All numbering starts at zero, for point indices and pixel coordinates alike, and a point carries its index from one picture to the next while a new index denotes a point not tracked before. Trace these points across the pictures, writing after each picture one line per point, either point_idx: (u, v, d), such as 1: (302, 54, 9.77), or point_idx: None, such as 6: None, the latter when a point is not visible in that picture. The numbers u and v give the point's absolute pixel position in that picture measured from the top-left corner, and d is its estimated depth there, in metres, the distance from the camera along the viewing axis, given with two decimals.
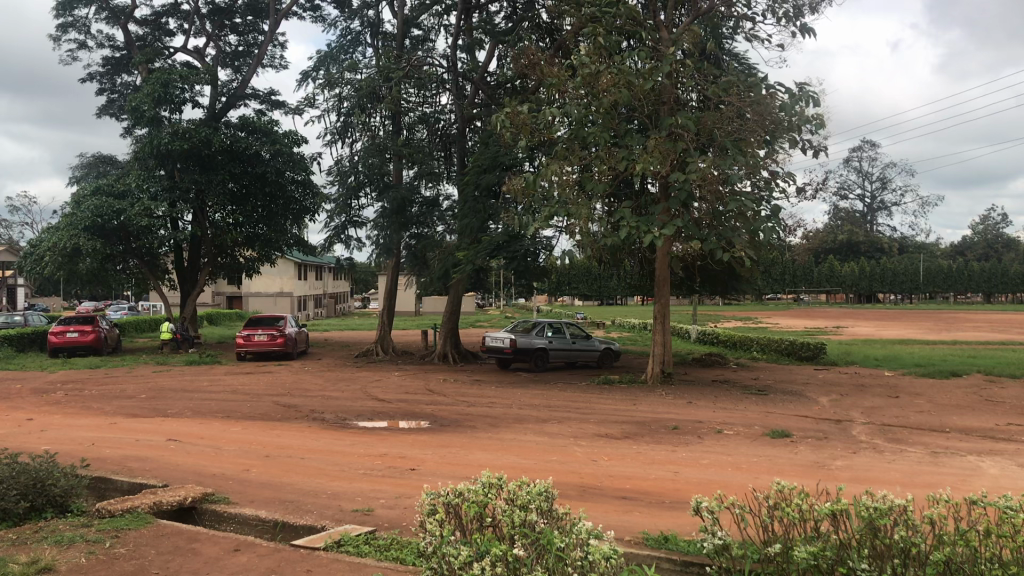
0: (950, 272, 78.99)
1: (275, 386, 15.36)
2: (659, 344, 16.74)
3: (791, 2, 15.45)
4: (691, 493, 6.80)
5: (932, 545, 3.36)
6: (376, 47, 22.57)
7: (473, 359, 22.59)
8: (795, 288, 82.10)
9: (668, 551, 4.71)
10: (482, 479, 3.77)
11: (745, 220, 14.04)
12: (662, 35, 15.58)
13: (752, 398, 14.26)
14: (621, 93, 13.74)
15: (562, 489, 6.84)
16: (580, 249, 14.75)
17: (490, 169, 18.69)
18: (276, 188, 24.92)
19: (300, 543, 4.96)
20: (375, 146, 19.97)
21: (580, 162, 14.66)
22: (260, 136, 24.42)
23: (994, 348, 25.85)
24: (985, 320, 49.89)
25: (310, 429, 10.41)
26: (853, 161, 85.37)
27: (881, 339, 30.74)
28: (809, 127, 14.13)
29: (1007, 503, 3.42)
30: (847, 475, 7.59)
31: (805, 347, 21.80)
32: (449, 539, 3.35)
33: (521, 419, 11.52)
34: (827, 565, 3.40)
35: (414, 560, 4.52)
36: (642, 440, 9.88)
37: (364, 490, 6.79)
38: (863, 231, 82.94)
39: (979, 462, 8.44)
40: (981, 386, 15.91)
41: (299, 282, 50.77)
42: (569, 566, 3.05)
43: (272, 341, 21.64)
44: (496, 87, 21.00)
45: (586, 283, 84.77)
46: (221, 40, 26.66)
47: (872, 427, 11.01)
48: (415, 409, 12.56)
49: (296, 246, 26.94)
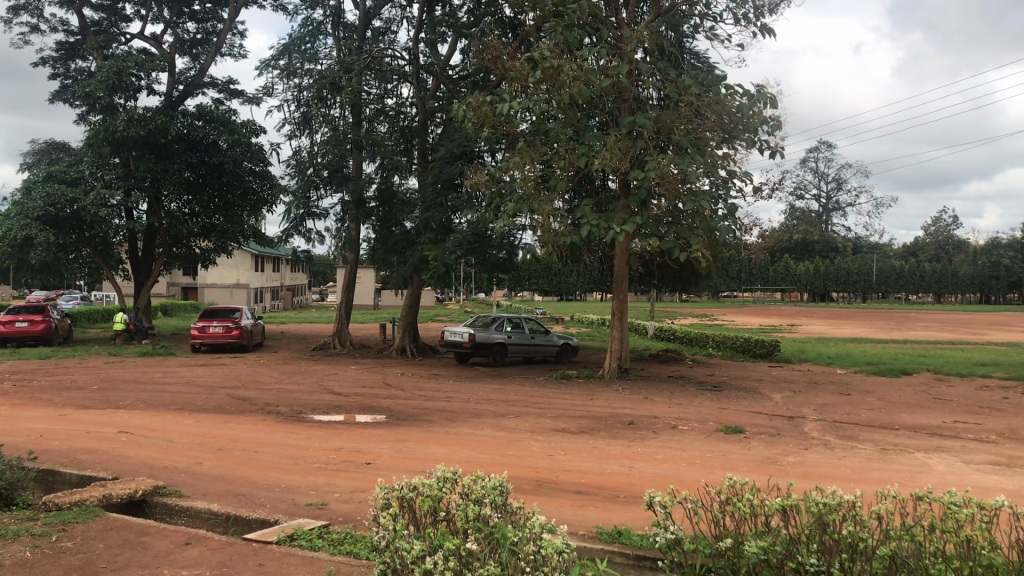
0: (902, 272, 80.77)
1: (229, 379, 15.20)
2: (616, 342, 16.75)
3: (750, 3, 15.60)
4: (644, 488, 6.84)
5: (878, 540, 3.40)
6: (338, 39, 22.27)
7: (431, 354, 22.51)
8: (749, 287, 83.23)
9: (621, 546, 4.74)
10: (436, 474, 3.76)
11: (703, 219, 14.16)
12: (623, 32, 15.61)
13: (707, 394, 14.41)
14: (581, 89, 13.71)
15: (517, 484, 6.85)
16: (542, 244, 14.81)
17: (452, 163, 18.56)
18: (233, 179, 24.61)
19: (252, 538, 4.91)
20: (335, 138, 19.92)
21: (542, 158, 14.71)
22: (218, 127, 23.85)
23: (943, 347, 26.33)
24: (938, 320, 50.23)
25: (264, 421, 10.33)
26: (810, 161, 86.60)
27: (833, 337, 31.51)
28: (765, 129, 14.24)
29: (951, 499, 3.49)
30: (797, 471, 7.70)
31: (759, 344, 22.10)
32: (402, 533, 3.30)
33: (478, 414, 11.52)
34: (776, 560, 3.44)
35: (368, 555, 4.51)
36: (597, 435, 9.94)
37: (318, 483, 6.74)
38: (818, 231, 83.93)
39: (927, 459, 8.61)
40: (930, 384, 16.27)
41: (255, 275, 50.29)
42: (520, 561, 3.05)
43: (228, 334, 21.32)
44: (458, 81, 20.89)
45: (546, 278, 85.22)
46: (179, 27, 26.15)
47: (824, 423, 11.17)
48: (370, 403, 12.52)
49: (252, 239, 26.55)
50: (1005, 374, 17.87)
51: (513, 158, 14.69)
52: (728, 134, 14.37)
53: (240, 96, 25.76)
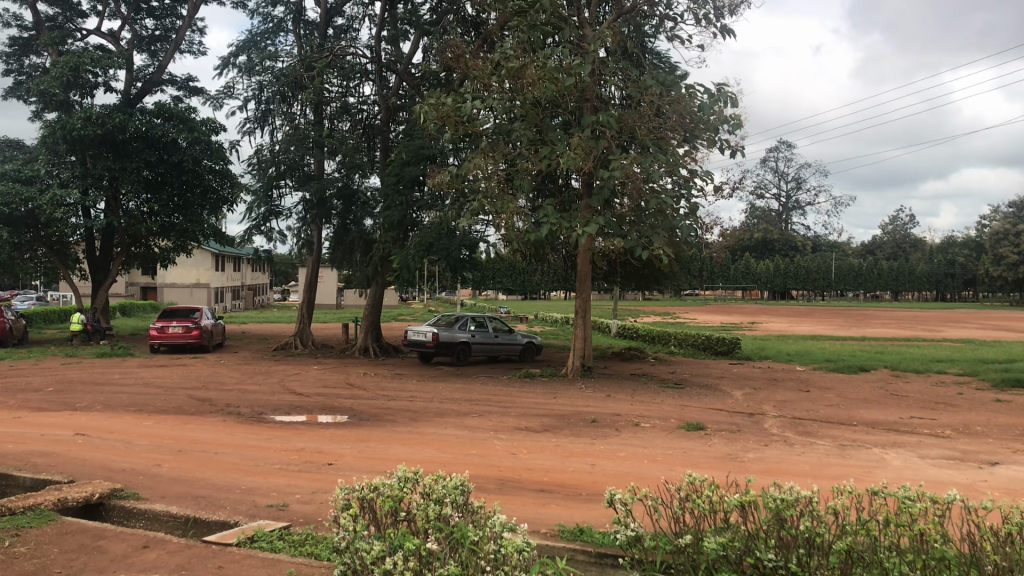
0: (860, 270, 81.95)
1: (189, 380, 15.02)
2: (579, 341, 16.81)
3: (711, 4, 15.72)
4: (606, 485, 6.88)
5: (835, 535, 3.45)
6: (299, 36, 22.10)
7: (394, 353, 22.43)
8: (710, 285, 83.97)
9: (583, 543, 4.76)
10: (397, 474, 3.75)
11: (665, 218, 14.26)
12: (585, 32, 15.66)
13: (669, 392, 14.50)
14: (543, 89, 13.74)
15: (480, 482, 6.84)
16: (505, 243, 14.81)
17: (414, 162, 18.50)
18: (193, 177, 24.34)
19: (211, 540, 4.86)
20: (296, 136, 19.76)
21: (505, 158, 14.75)
22: (177, 124, 23.53)
23: (901, 344, 26.72)
24: (895, 316, 50.90)
25: (225, 422, 10.22)
26: (770, 161, 87.53)
27: (793, 334, 31.86)
28: (726, 128, 14.35)
29: (905, 494, 3.55)
30: (757, 467, 7.78)
31: (720, 342, 22.29)
32: (362, 534, 3.28)
33: (441, 413, 11.49)
34: (735, 555, 3.49)
35: (329, 556, 4.48)
36: (560, 433, 9.96)
37: (279, 484, 6.69)
38: (778, 229, 84.82)
39: (884, 454, 8.74)
40: (887, 380, 16.52)
41: (216, 274, 49.78)
42: (481, 560, 3.06)
43: (187, 334, 21.08)
44: (420, 79, 20.83)
45: (509, 276, 85.30)
46: (137, 23, 25.77)
47: (784, 420, 11.30)
48: (333, 403, 12.43)
49: (212, 238, 26.28)
50: (960, 369, 18.19)
51: (476, 158, 14.66)
52: (689, 133, 14.48)
53: (200, 94, 25.47)
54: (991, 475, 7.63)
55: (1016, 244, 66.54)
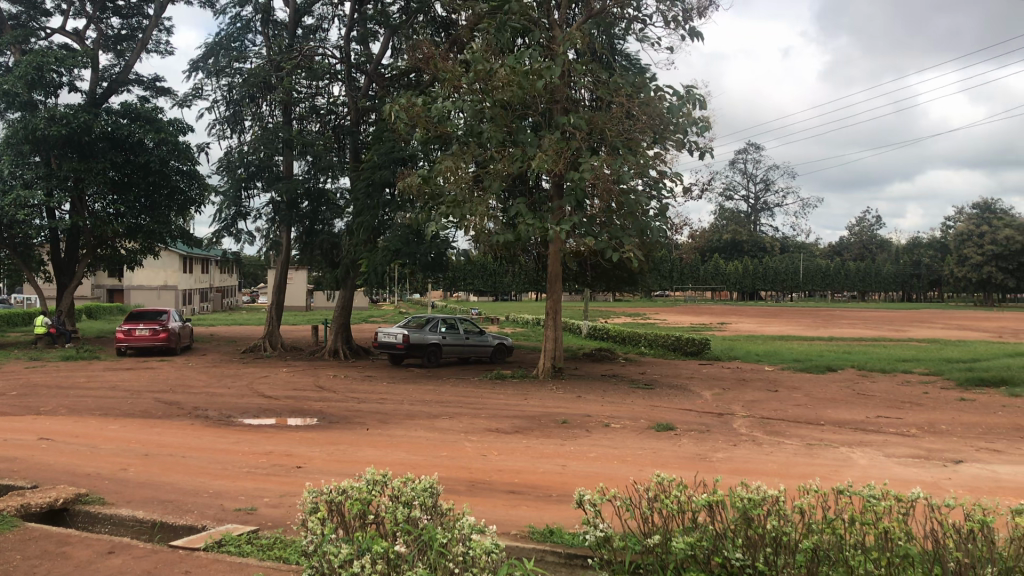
0: (828, 271, 82.93)
1: (156, 382, 14.85)
2: (550, 342, 16.84)
3: (680, 6, 15.82)
4: (575, 486, 6.89)
5: (802, 533, 3.48)
6: (268, 37, 21.93)
7: (364, 356, 22.34)
8: (680, 285, 84.38)
9: (553, 544, 4.77)
10: (366, 476, 3.74)
11: (635, 219, 14.32)
12: (555, 34, 15.70)
13: (639, 393, 14.56)
14: (514, 91, 13.76)
15: (450, 484, 6.83)
16: (476, 245, 14.81)
17: (385, 164, 18.39)
18: (160, 178, 24.09)
19: (178, 544, 4.82)
20: (265, 137, 19.60)
21: (474, 159, 14.75)
22: (144, 124, 23.29)
23: (867, 344, 27.02)
24: (860, 316, 51.48)
25: (192, 426, 10.13)
26: (739, 163, 88.29)
27: (762, 334, 32.12)
28: (695, 129, 14.43)
29: (870, 492, 3.58)
30: (725, 467, 7.83)
31: (690, 342, 22.41)
32: (330, 537, 3.27)
33: (411, 415, 11.46)
34: (703, 555, 3.52)
35: (297, 559, 4.46)
36: (531, 434, 9.97)
37: (247, 488, 6.64)
38: (747, 230, 85.50)
39: (850, 453, 8.82)
40: (854, 379, 16.70)
41: (184, 276, 49.32)
42: (449, 562, 3.06)
43: (154, 336, 20.87)
44: (390, 80, 20.76)
45: (480, 278, 85.25)
46: (103, 23, 25.45)
47: (752, 420, 11.37)
48: (302, 405, 12.35)
49: (180, 240, 26.03)
50: (925, 369, 18.42)
51: (447, 160, 14.65)
52: (658, 135, 14.56)
53: (167, 94, 25.19)
54: (954, 472, 7.74)
55: (980, 244, 67.57)
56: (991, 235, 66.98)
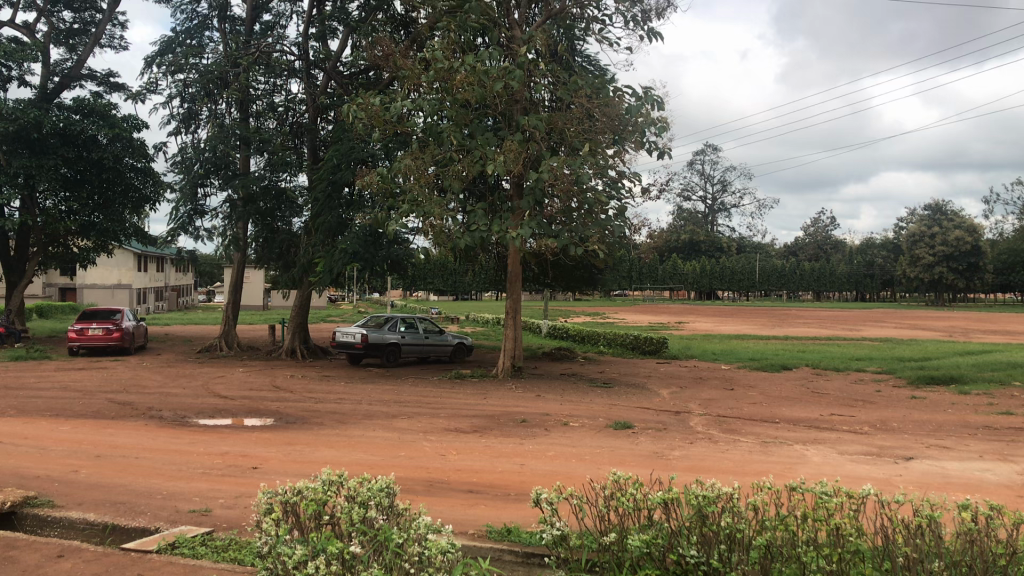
0: (783, 271, 84.11)
1: (109, 383, 14.60)
2: (510, 341, 16.87)
3: (639, 6, 15.91)
4: (533, 485, 6.91)
5: (756, 530, 3.52)
6: (225, 32, 21.66)
7: (322, 356, 22.19)
8: (639, 285, 84.99)
9: (511, 543, 4.78)
10: (322, 477, 3.72)
11: (595, 219, 14.38)
12: (515, 34, 15.72)
13: (598, 391, 14.64)
14: (474, 91, 13.75)
15: (408, 484, 6.81)
16: (436, 245, 14.77)
17: (344, 164, 18.24)
18: (114, 175, 23.67)
19: (130, 547, 4.75)
20: (221, 133, 19.35)
21: (434, 159, 14.72)
22: (97, 120, 22.90)
23: (821, 343, 27.45)
24: (813, 316, 52.13)
25: (146, 427, 9.99)
26: (696, 164, 89.23)
27: (719, 333, 32.44)
28: (653, 130, 14.54)
29: (822, 489, 3.63)
30: (682, 465, 7.89)
31: (648, 341, 22.59)
32: (284, 538, 3.25)
33: (369, 415, 11.40)
34: (658, 552, 3.55)
35: (251, 561, 4.43)
36: (489, 433, 9.96)
37: (202, 489, 6.57)
38: (704, 231, 86.36)
39: (805, 451, 8.94)
40: (808, 378, 16.93)
41: (138, 275, 48.68)
42: (404, 562, 3.06)
43: (108, 336, 20.53)
44: (349, 77, 20.63)
45: (439, 277, 85.11)
46: (54, 16, 24.94)
47: (709, 418, 11.49)
48: (258, 406, 12.22)
49: (134, 239, 25.65)
50: (878, 367, 18.73)
51: (406, 159, 14.60)
52: (618, 135, 14.64)
53: (121, 90, 24.79)
54: (904, 469, 7.89)
55: (931, 245, 68.95)
56: (942, 235, 68.41)
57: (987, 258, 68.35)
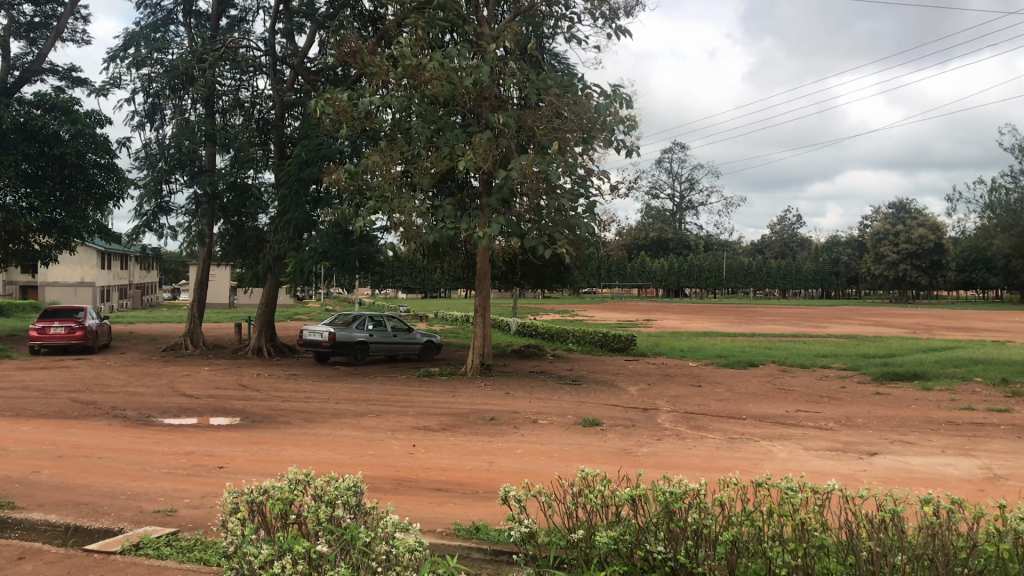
0: (750, 268, 84.88)
1: (71, 382, 14.40)
2: (478, 338, 16.87)
3: (607, 4, 15.96)
4: (501, 482, 6.91)
5: (722, 526, 3.54)
6: (190, 27, 21.43)
7: (290, 354, 22.05)
8: (607, 283, 85.36)
9: (479, 541, 4.77)
10: (288, 476, 3.69)
11: (565, 217, 14.41)
12: (484, 31, 15.70)
13: (566, 389, 14.69)
14: (442, 87, 13.71)
15: (375, 483, 6.78)
16: (404, 243, 14.72)
17: (312, 161, 18.11)
18: (76, 171, 23.33)
19: (93, 548, 4.69)
20: (187, 130, 19.14)
21: (402, 156, 14.65)
22: (59, 115, 22.56)
23: (787, 340, 27.75)
24: (778, 313, 52.55)
25: (111, 426, 9.86)
26: (665, 162, 89.80)
27: (687, 331, 32.61)
28: (622, 129, 14.61)
29: (788, 485, 3.66)
30: (650, 461, 7.94)
31: (616, 338, 22.70)
32: (250, 538, 3.22)
33: (337, 414, 11.34)
34: (626, 548, 3.55)
35: (217, 561, 4.39)
36: (458, 431, 9.95)
37: (166, 488, 6.50)
38: (672, 229, 86.87)
39: (771, 447, 9.03)
40: (774, 375, 17.08)
41: (101, 272, 48.07)
42: (371, 561, 3.04)
43: (70, 335, 20.25)
44: (316, 74, 20.51)
45: (408, 275, 84.90)
46: (14, 9, 24.51)
47: (677, 415, 11.57)
48: (225, 404, 12.11)
49: (97, 236, 25.33)
50: (842, 364, 18.95)
51: (375, 156, 14.54)
52: (587, 133, 14.70)
53: (83, 85, 24.43)
54: (869, 464, 7.99)
55: (895, 243, 69.84)
56: (905, 233, 69.31)
57: (950, 256, 69.43)
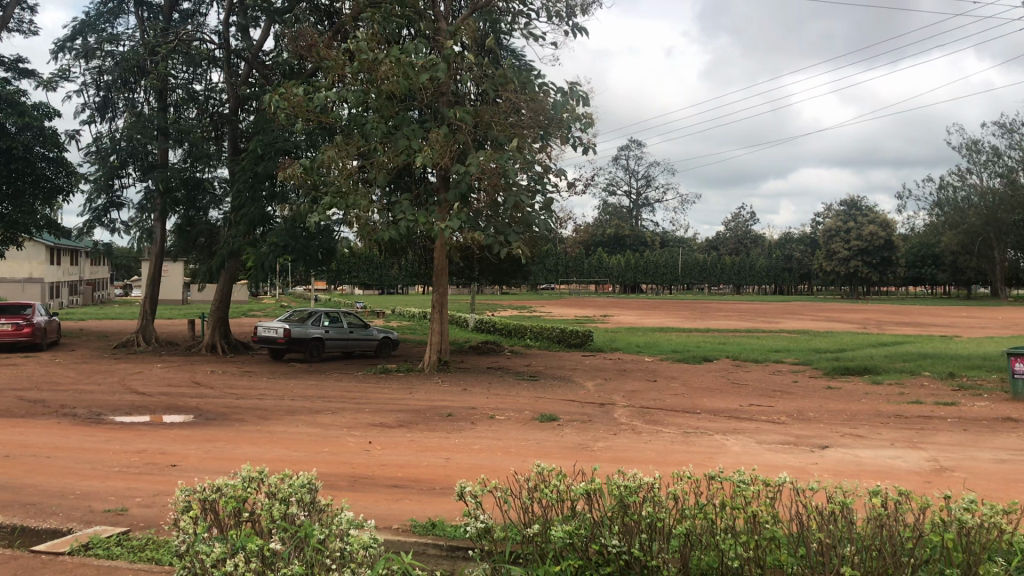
0: (704, 265, 85.68)
1: (19, 380, 14.10)
2: (436, 334, 16.84)
3: (564, 1, 15.99)
4: (457, 478, 6.91)
5: (675, 519, 3.58)
6: (141, 19, 21.07)
7: (244, 350, 21.82)
8: (564, 279, 85.65)
9: (435, 537, 4.77)
10: (241, 474, 3.64)
11: (521, 214, 14.42)
12: (441, 26, 15.65)
13: (523, 384, 14.73)
14: (398, 83, 13.64)
15: (331, 479, 6.74)
16: (361, 237, 14.64)
17: (267, 155, 17.93)
18: (24, 165, 22.85)
19: (41, 549, 4.59)
20: (138, 124, 18.84)
21: (359, 151, 14.57)
22: (5, 108, 22.06)
23: (741, 335, 28.08)
24: (733, 309, 53.10)
25: (59, 425, 9.68)
26: (621, 159, 90.30)
27: (643, 327, 32.81)
28: (578, 126, 14.67)
29: (739, 477, 3.71)
30: (606, 456, 7.99)
31: (573, 334, 22.79)
32: (202, 536, 3.19)
33: (292, 411, 11.25)
34: (581, 542, 3.57)
35: (169, 561, 4.33)
36: (414, 428, 9.92)
37: (116, 488, 6.40)
38: (628, 225, 87.37)
39: (724, 440, 9.14)
40: (728, 369, 17.28)
41: (50, 268, 47.12)
42: (326, 558, 3.02)
43: (18, 332, 19.81)
44: (271, 68, 20.29)
45: (364, 271, 84.42)
46: None
47: (632, 410, 11.65)
48: (177, 402, 11.95)
49: (46, 231, 24.85)
50: (795, 358, 19.21)
51: (331, 151, 14.43)
52: (544, 130, 14.73)
53: (31, 77, 23.93)
54: (820, 457, 8.12)
55: (847, 239, 70.95)
56: (856, 230, 70.44)
57: (899, 252, 70.80)
